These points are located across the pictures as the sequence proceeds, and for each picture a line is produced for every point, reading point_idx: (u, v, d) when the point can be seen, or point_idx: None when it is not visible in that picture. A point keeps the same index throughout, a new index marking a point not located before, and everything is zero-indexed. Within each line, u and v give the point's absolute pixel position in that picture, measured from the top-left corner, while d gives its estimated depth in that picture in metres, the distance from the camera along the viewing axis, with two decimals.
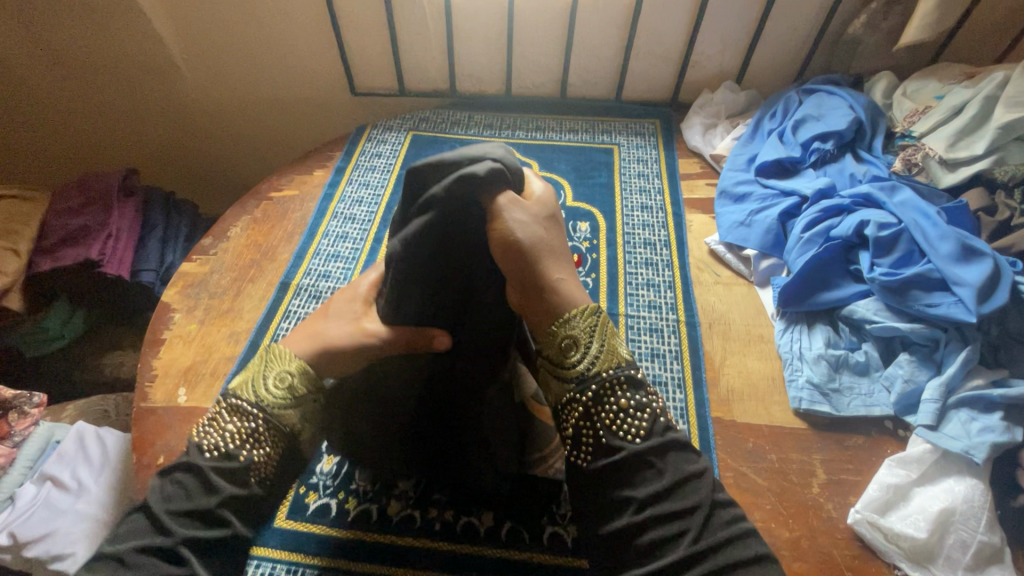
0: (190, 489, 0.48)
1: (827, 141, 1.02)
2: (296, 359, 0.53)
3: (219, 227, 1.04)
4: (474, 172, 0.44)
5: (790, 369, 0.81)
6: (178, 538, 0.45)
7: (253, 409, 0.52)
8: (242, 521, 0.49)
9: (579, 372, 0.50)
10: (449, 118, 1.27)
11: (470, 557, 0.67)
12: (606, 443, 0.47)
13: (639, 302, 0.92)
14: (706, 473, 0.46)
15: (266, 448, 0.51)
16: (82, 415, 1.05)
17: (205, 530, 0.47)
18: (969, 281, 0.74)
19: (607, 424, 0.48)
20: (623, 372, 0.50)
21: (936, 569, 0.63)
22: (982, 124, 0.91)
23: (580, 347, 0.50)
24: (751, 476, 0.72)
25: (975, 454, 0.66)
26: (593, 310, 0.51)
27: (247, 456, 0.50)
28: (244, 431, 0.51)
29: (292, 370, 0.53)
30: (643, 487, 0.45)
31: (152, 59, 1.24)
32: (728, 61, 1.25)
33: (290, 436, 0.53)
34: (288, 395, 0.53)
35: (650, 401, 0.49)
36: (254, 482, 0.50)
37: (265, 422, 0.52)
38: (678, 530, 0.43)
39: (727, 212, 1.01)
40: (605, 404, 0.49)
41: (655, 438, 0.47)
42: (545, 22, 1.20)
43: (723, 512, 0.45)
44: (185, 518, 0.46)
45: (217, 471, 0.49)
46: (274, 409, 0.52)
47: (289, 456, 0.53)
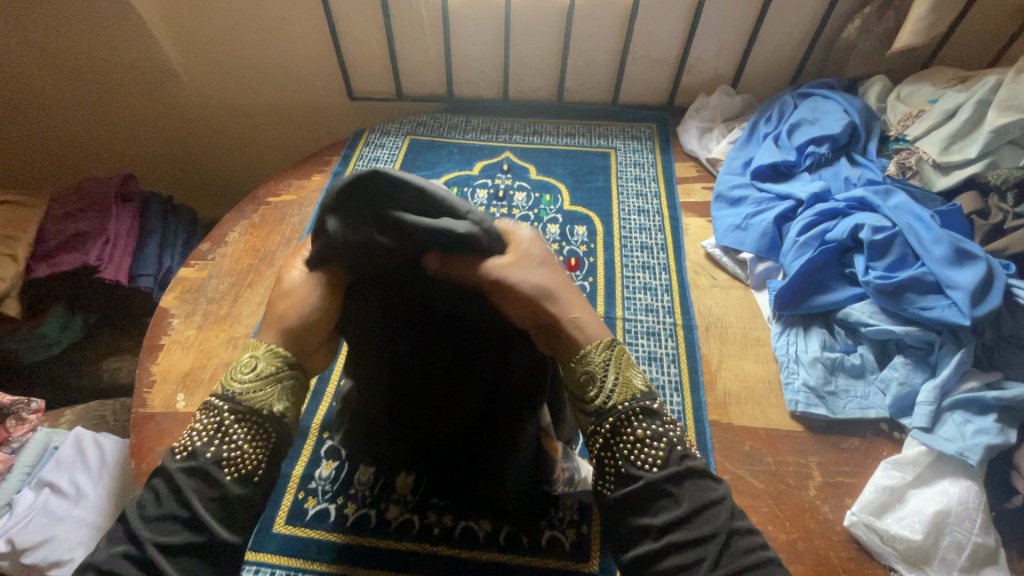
0: (162, 493, 0.46)
1: (823, 144, 1.02)
2: (263, 344, 0.51)
3: (217, 232, 1.04)
4: (451, 229, 0.42)
5: (786, 372, 0.82)
6: (149, 544, 0.43)
7: (220, 402, 0.49)
8: (223, 521, 0.46)
9: (596, 405, 0.48)
10: (446, 123, 1.28)
11: (469, 561, 0.67)
12: (624, 474, 0.46)
13: (636, 306, 0.93)
14: (725, 500, 0.44)
15: (238, 440, 0.48)
16: (80, 421, 1.05)
17: (178, 535, 0.44)
18: (963, 284, 0.75)
19: (625, 455, 0.47)
20: (639, 403, 0.48)
21: (932, 571, 0.64)
22: (975, 127, 0.92)
23: (596, 381, 0.48)
24: (748, 479, 0.73)
25: (969, 456, 0.67)
26: (608, 343, 0.48)
27: (214, 451, 0.47)
28: (211, 427, 0.48)
29: (256, 353, 0.50)
30: (660, 516, 0.44)
31: (149, 65, 1.24)
32: (724, 65, 1.25)
33: (266, 421, 0.49)
34: (256, 377, 0.49)
35: (669, 428, 0.48)
36: (230, 478, 0.47)
37: (234, 412, 0.49)
38: (697, 559, 0.42)
39: (723, 216, 1.01)
40: (622, 436, 0.47)
41: (673, 467, 0.45)
42: (542, 27, 1.20)
43: (743, 540, 0.44)
44: (156, 524, 0.44)
45: (187, 473, 0.46)
46: (244, 395, 0.49)
47: (270, 446, 0.49)
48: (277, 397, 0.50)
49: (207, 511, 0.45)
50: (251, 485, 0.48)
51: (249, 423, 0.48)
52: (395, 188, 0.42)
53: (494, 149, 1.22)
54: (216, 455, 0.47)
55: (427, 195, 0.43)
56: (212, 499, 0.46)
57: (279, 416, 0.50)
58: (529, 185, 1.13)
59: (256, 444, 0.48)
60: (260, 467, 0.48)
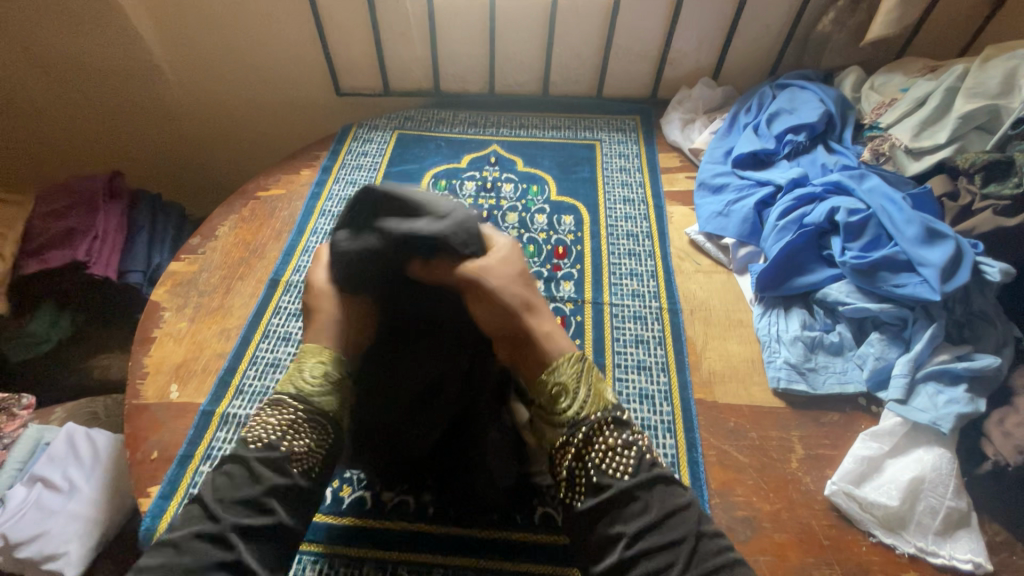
0: (239, 478, 0.52)
1: (800, 133, 1.06)
2: (329, 351, 0.62)
3: (207, 226, 1.05)
4: (428, 234, 0.55)
5: (769, 351, 0.85)
6: (230, 523, 0.49)
7: (295, 400, 0.58)
8: (290, 510, 0.52)
9: (570, 415, 0.56)
10: (434, 117, 1.29)
11: (461, 539, 0.69)
12: (596, 482, 0.52)
13: (623, 291, 0.95)
14: (692, 507, 0.50)
15: (306, 439, 0.56)
16: (71, 417, 1.04)
17: (256, 517, 0.50)
18: (933, 262, 0.78)
19: (597, 464, 0.53)
20: (609, 414, 0.56)
21: (909, 535, 0.67)
22: (943, 115, 0.96)
23: (567, 393, 0.58)
24: (732, 453, 0.75)
25: (942, 424, 0.70)
26: (576, 358, 0.59)
27: (289, 446, 0.55)
28: (285, 423, 0.56)
29: (325, 360, 0.61)
30: (632, 522, 0.49)
31: (135, 61, 1.24)
32: (704, 59, 1.28)
33: (329, 424, 0.59)
34: (325, 382, 0.60)
35: (637, 439, 0.54)
36: (297, 473, 0.54)
37: (305, 412, 0.57)
38: (667, 562, 0.47)
39: (706, 203, 1.04)
40: (593, 446, 0.54)
41: (643, 474, 0.51)
42: (526, 21, 1.23)
43: (711, 543, 0.48)
44: (235, 506, 0.50)
45: (262, 461, 0.53)
46: (313, 397, 0.59)
47: (329, 447, 0.58)
48: (336, 405, 0.60)
49: (279, 501, 0.52)
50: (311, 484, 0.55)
51: (316, 424, 0.57)
52: (381, 201, 0.57)
53: (481, 142, 1.23)
54: (288, 449, 0.55)
55: (407, 200, 0.57)
56: (283, 488, 0.53)
57: (338, 424, 0.59)
58: (516, 177, 1.15)
59: (318, 446, 0.57)
60: (320, 470, 0.57)
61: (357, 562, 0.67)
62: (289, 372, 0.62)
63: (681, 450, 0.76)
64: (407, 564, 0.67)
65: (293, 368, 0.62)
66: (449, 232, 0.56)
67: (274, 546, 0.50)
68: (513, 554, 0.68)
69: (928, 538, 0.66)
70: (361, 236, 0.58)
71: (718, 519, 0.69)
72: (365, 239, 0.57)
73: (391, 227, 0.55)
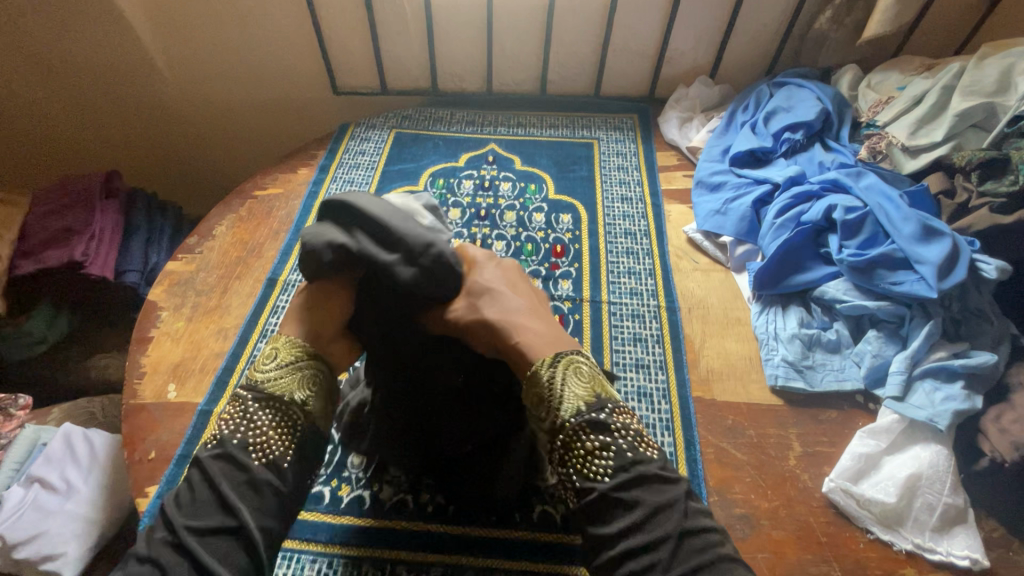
0: (195, 480, 0.50)
1: (797, 131, 1.06)
2: (285, 337, 0.58)
3: (205, 226, 1.05)
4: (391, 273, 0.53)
5: (766, 349, 0.85)
6: (181, 526, 0.47)
7: (247, 392, 0.55)
8: (252, 503, 0.49)
9: (550, 423, 0.52)
10: (432, 116, 1.29)
11: (460, 539, 0.69)
12: (579, 488, 0.50)
13: (621, 289, 0.95)
14: (676, 503, 0.47)
15: (262, 425, 0.53)
16: (68, 417, 1.04)
17: (212, 516, 0.47)
18: (930, 260, 0.78)
19: (579, 469, 0.50)
20: (588, 416, 0.51)
21: (905, 532, 0.67)
22: (939, 113, 0.96)
23: (545, 400, 0.53)
24: (730, 451, 0.76)
25: (938, 421, 0.70)
26: (553, 359, 0.53)
27: (242, 437, 0.52)
28: (237, 415, 0.53)
29: (277, 346, 0.58)
30: (614, 525, 0.47)
31: (130, 60, 1.24)
32: (701, 57, 1.28)
33: (288, 406, 0.55)
34: (278, 366, 0.56)
35: (618, 436, 0.50)
36: (258, 463, 0.51)
37: (258, 400, 0.54)
38: (648, 563, 0.45)
39: (704, 201, 1.04)
40: (574, 451, 0.51)
41: (623, 474, 0.48)
42: (523, 20, 1.22)
43: (696, 539, 0.46)
44: (188, 509, 0.48)
45: (218, 459, 0.51)
46: (265, 383, 0.55)
47: (291, 430, 0.54)
48: (296, 386, 0.56)
49: (238, 495, 0.49)
50: (277, 470, 0.51)
51: (272, 409, 0.54)
52: (362, 217, 0.54)
53: (479, 141, 1.23)
54: (243, 440, 0.52)
55: (388, 230, 0.53)
56: (241, 482, 0.49)
57: (299, 404, 0.55)
58: (514, 176, 1.15)
59: (279, 429, 0.53)
60: (287, 454, 0.52)
61: (355, 560, 0.67)
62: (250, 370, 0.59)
63: (679, 449, 0.76)
64: (406, 563, 0.67)
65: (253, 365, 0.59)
66: (418, 280, 0.53)
67: (236, 544, 0.47)
68: (513, 554, 0.67)
69: (925, 535, 0.67)
70: (327, 234, 0.55)
71: (716, 516, 0.69)
72: (327, 242, 0.54)
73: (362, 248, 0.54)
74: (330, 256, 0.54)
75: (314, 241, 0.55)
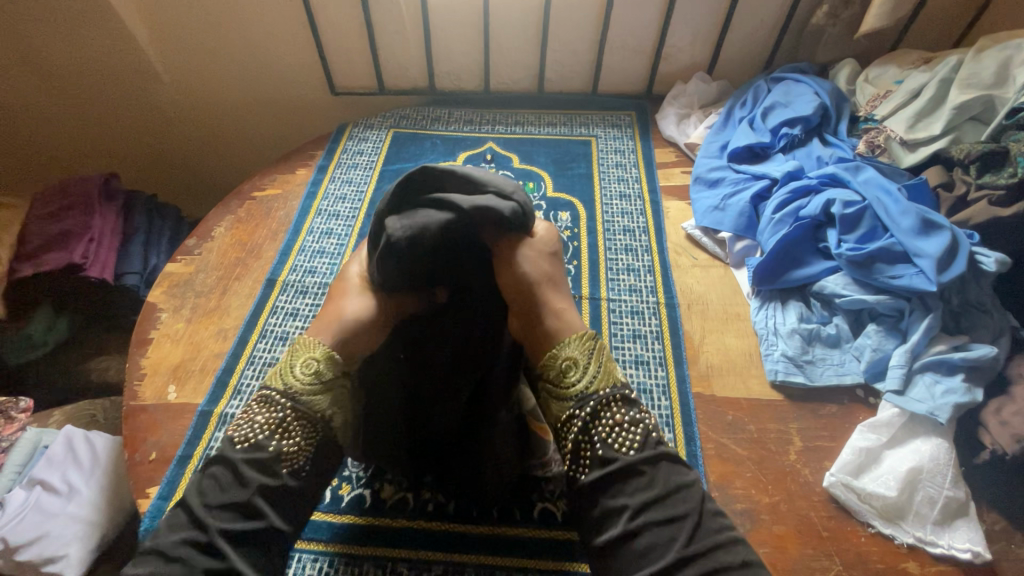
0: (225, 481, 0.49)
1: (795, 126, 1.06)
2: (323, 346, 0.55)
3: (203, 228, 1.05)
4: (501, 211, 0.52)
5: (765, 344, 0.85)
6: (214, 530, 0.46)
7: (283, 398, 0.53)
8: (278, 514, 0.50)
9: (578, 389, 0.52)
10: (429, 116, 1.29)
11: (460, 536, 0.69)
12: (602, 455, 0.50)
13: (620, 287, 0.95)
14: (696, 485, 0.48)
15: (296, 438, 0.52)
16: (70, 420, 1.04)
17: (240, 521, 0.48)
18: (929, 253, 0.78)
19: (603, 438, 0.50)
20: (619, 391, 0.52)
21: (907, 525, 0.67)
22: (938, 106, 0.96)
23: (578, 367, 0.53)
24: (731, 447, 0.75)
25: (939, 415, 0.70)
26: (590, 335, 0.55)
27: (276, 446, 0.51)
28: (273, 421, 0.52)
29: (318, 357, 0.54)
30: (637, 495, 0.47)
31: (128, 61, 1.23)
32: (699, 53, 1.28)
33: (321, 421, 0.54)
34: (316, 380, 0.54)
35: (644, 417, 0.52)
36: (286, 474, 0.51)
37: (294, 410, 0.53)
38: (669, 537, 0.45)
39: (702, 197, 1.04)
40: (600, 420, 0.51)
41: (648, 450, 0.49)
42: (520, 18, 1.22)
43: (714, 521, 0.47)
44: (219, 512, 0.47)
45: (248, 463, 0.50)
46: (303, 395, 0.53)
47: (322, 445, 0.54)
48: (330, 402, 0.54)
49: (265, 502, 0.49)
50: (302, 482, 0.52)
51: (307, 424, 0.52)
52: (441, 176, 0.52)
53: (477, 139, 1.23)
54: (277, 449, 0.51)
55: (472, 181, 0.53)
56: (270, 491, 0.49)
57: (330, 421, 0.54)
58: (512, 174, 1.15)
59: (310, 444, 0.52)
60: (312, 467, 0.53)
61: (357, 560, 0.67)
62: (280, 363, 0.56)
63: (679, 445, 0.76)
64: (408, 561, 0.67)
65: (284, 359, 0.56)
66: (516, 214, 0.54)
67: (259, 549, 0.48)
68: (512, 549, 0.68)
69: (926, 528, 0.66)
70: (423, 214, 0.50)
71: None
72: (429, 218, 0.50)
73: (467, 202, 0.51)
74: (438, 229, 0.50)
75: (412, 223, 0.50)
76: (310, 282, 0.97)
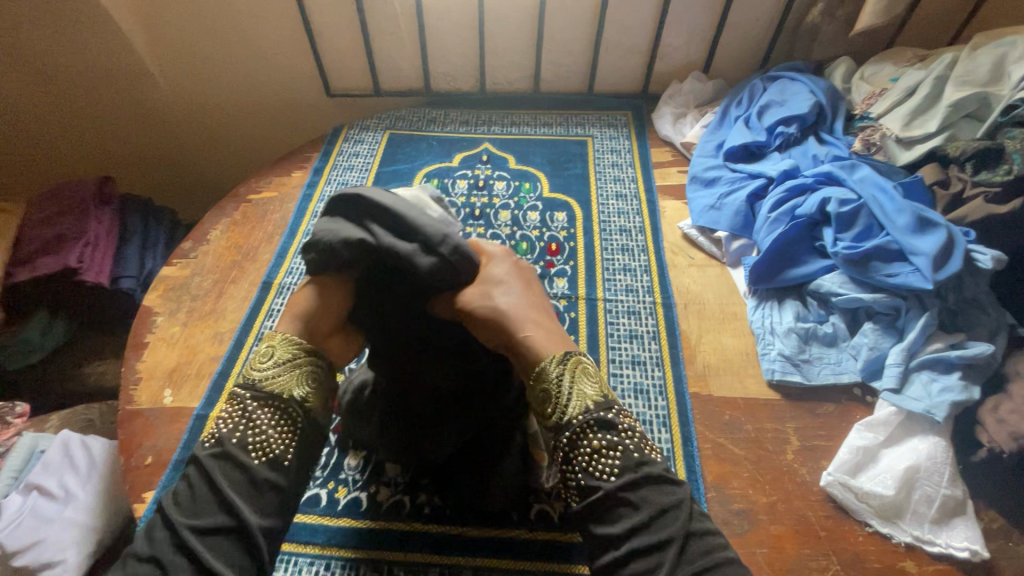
0: (195, 481, 0.49)
1: (791, 125, 1.06)
2: (280, 334, 0.56)
3: (198, 231, 1.04)
4: (414, 261, 0.51)
5: (762, 343, 0.85)
6: (182, 528, 0.46)
7: (244, 391, 0.54)
8: (253, 504, 0.49)
9: (556, 420, 0.52)
10: (425, 117, 1.29)
11: (458, 539, 0.69)
12: (584, 486, 0.49)
13: (616, 287, 0.95)
14: (682, 504, 0.47)
15: (263, 425, 0.52)
16: (67, 425, 1.03)
17: (211, 515, 0.47)
18: (924, 251, 0.78)
19: (584, 468, 0.50)
20: (594, 415, 0.51)
21: (904, 524, 0.67)
22: (933, 104, 0.96)
23: (552, 398, 0.52)
24: (729, 447, 0.75)
25: (935, 413, 0.70)
26: (562, 357, 0.52)
27: (241, 437, 0.51)
28: (236, 414, 0.52)
29: (274, 343, 0.56)
30: (619, 526, 0.47)
31: (122, 63, 1.23)
32: (694, 52, 1.28)
33: (288, 403, 0.53)
34: (276, 364, 0.55)
35: (624, 437, 0.50)
36: (258, 462, 0.50)
37: (256, 398, 0.53)
38: (654, 564, 0.45)
39: (698, 197, 1.04)
40: (580, 449, 0.50)
41: (629, 475, 0.48)
42: (515, 19, 1.22)
43: (700, 542, 0.46)
44: (189, 511, 0.48)
45: (217, 459, 0.50)
46: (263, 382, 0.54)
47: (293, 429, 0.53)
48: (295, 382, 0.54)
49: (237, 494, 0.49)
50: (277, 468, 0.51)
51: (271, 408, 0.53)
52: (377, 208, 0.53)
53: (473, 140, 1.23)
54: (242, 440, 0.51)
55: (403, 221, 0.52)
56: (241, 480, 0.49)
57: (297, 400, 0.54)
58: (509, 175, 1.15)
59: (278, 428, 0.52)
60: (287, 453, 0.52)
61: (353, 564, 0.67)
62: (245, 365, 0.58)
63: (676, 445, 0.75)
64: (404, 564, 0.67)
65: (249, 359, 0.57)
66: (438, 267, 0.52)
67: (237, 542, 0.47)
68: (509, 552, 0.67)
69: (924, 527, 0.66)
70: (344, 231, 0.53)
71: (714, 512, 0.69)
72: (345, 239, 0.53)
73: (382, 241, 0.52)
74: (347, 251, 0.53)
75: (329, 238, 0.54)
76: None
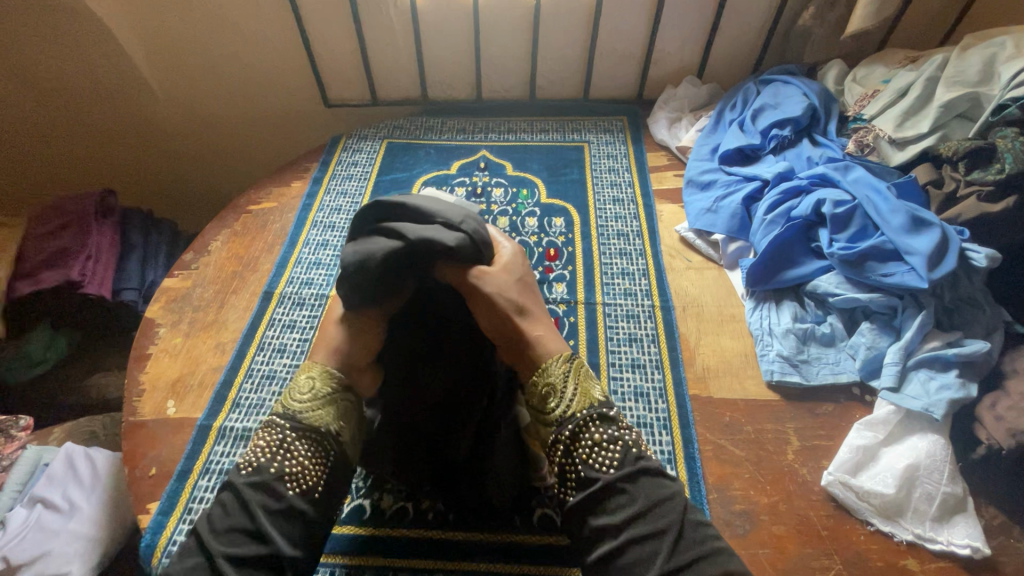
0: (231, 507, 0.51)
1: (785, 127, 1.07)
2: (319, 365, 0.59)
3: (199, 242, 1.05)
4: (445, 241, 0.54)
5: (761, 344, 0.85)
6: (219, 556, 0.48)
7: (283, 420, 0.56)
8: (286, 534, 0.51)
9: (558, 414, 0.55)
10: (423, 125, 1.30)
11: (461, 544, 0.69)
12: (584, 476, 0.51)
13: (615, 291, 0.96)
14: (677, 497, 0.50)
15: (299, 456, 0.54)
16: (70, 437, 1.04)
17: (247, 544, 0.49)
18: (919, 250, 0.79)
19: (585, 459, 0.52)
20: (596, 410, 0.54)
21: (906, 522, 0.67)
22: (925, 104, 0.97)
23: (556, 393, 0.55)
24: (729, 448, 0.76)
25: (934, 411, 0.70)
26: (566, 356, 0.57)
27: (278, 466, 0.53)
28: (274, 443, 0.54)
29: (314, 374, 0.58)
30: (619, 513, 0.49)
31: (122, 76, 1.25)
32: (688, 57, 1.29)
33: (325, 437, 0.56)
34: (314, 398, 0.57)
35: (623, 432, 0.53)
36: (292, 493, 0.52)
37: (295, 430, 0.55)
38: (652, 552, 0.47)
39: (694, 200, 1.05)
40: (581, 441, 0.53)
41: (628, 466, 0.51)
42: (511, 27, 1.24)
43: (696, 531, 0.48)
44: (225, 537, 0.49)
45: (252, 487, 0.52)
46: (302, 415, 0.56)
47: (329, 463, 0.56)
48: (330, 417, 0.57)
49: (271, 524, 0.50)
50: (310, 500, 0.53)
51: (308, 440, 0.55)
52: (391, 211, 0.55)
53: (470, 149, 1.24)
54: (279, 469, 0.53)
55: (421, 211, 0.55)
56: (275, 510, 0.51)
57: (333, 434, 0.56)
58: (506, 181, 1.16)
59: (313, 460, 0.54)
60: (319, 485, 0.54)
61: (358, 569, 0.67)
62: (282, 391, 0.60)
63: (677, 447, 0.76)
64: (408, 569, 0.67)
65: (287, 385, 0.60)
66: (463, 243, 0.55)
67: (270, 571, 0.49)
68: (510, 556, 0.68)
69: (925, 525, 0.67)
70: (371, 243, 0.53)
71: (716, 514, 0.69)
72: (377, 242, 0.53)
73: (413, 233, 0.53)
74: (380, 258, 0.52)
75: (359, 253, 0.53)
76: (307, 294, 0.98)
